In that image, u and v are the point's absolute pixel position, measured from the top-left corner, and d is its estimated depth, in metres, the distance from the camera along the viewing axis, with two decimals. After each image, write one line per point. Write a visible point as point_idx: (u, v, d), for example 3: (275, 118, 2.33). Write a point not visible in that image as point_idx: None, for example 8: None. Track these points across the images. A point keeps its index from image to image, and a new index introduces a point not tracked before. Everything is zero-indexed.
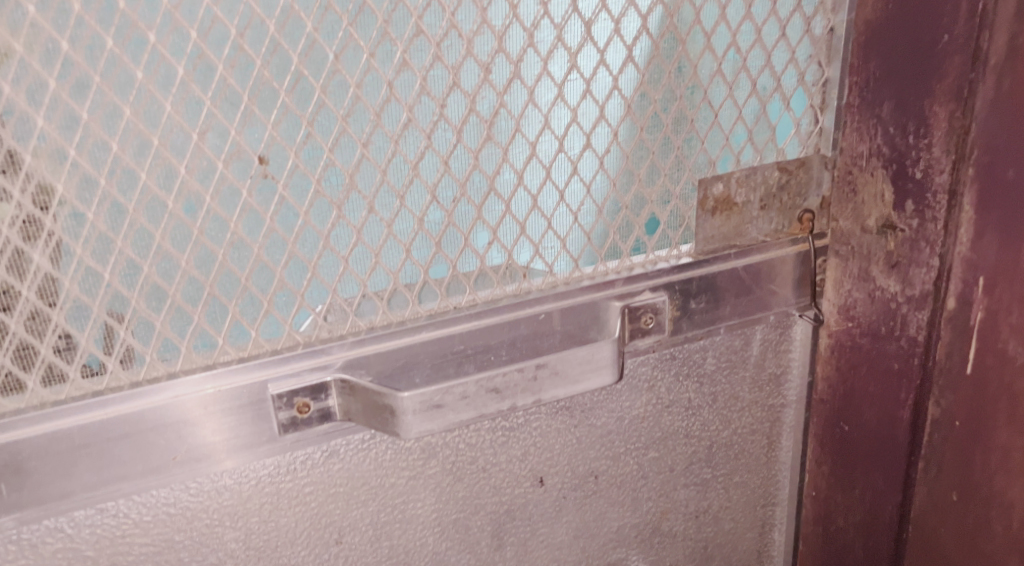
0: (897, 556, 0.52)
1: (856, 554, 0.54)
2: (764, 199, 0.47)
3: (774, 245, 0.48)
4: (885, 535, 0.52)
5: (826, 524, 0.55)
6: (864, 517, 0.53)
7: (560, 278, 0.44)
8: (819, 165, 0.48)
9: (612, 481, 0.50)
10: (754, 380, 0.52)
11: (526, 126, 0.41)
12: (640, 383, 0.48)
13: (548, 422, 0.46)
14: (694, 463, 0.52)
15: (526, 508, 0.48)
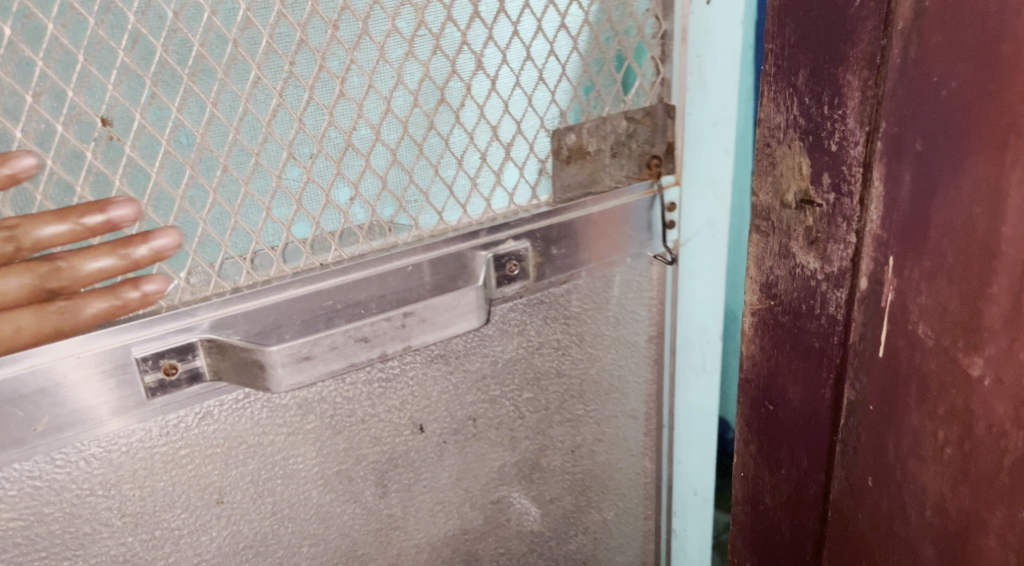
0: (820, 536, 0.54)
1: (782, 532, 0.57)
2: (613, 147, 0.51)
3: (620, 187, 0.52)
4: (812, 515, 0.54)
5: (755, 504, 0.59)
6: (789, 498, 0.55)
7: (425, 231, 0.46)
8: (665, 113, 0.52)
9: (490, 423, 0.54)
10: (619, 318, 0.57)
11: (380, 80, 0.42)
12: (510, 327, 0.52)
13: (424, 369, 0.49)
14: (574, 392, 0.58)
15: (409, 455, 0.51)
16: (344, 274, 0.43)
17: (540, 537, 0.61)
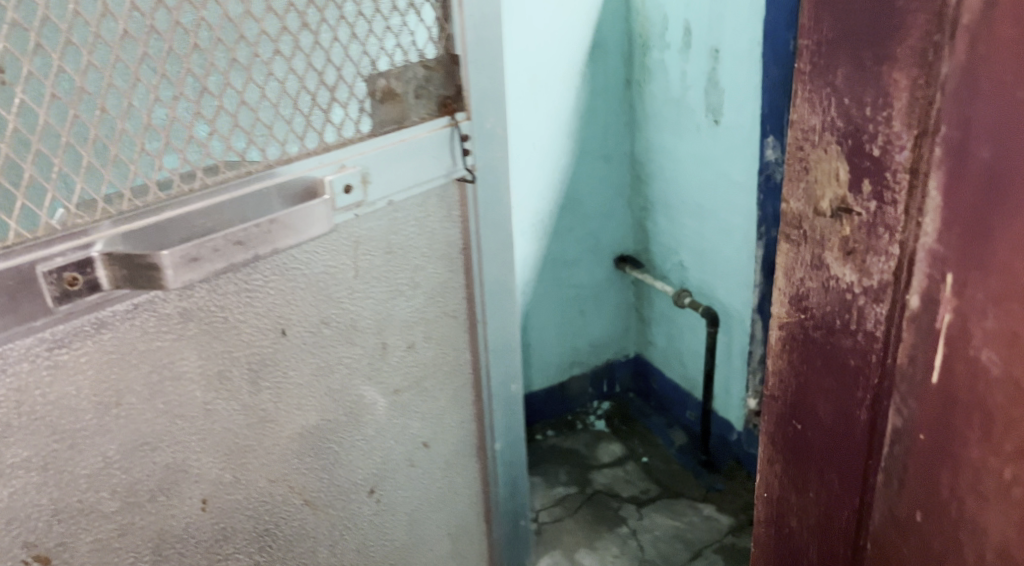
0: (838, 543, 0.97)
1: (809, 551, 1.02)
2: (362, 92, 0.93)
3: (429, 121, 1.00)
4: (832, 530, 0.97)
5: (783, 526, 1.06)
6: (817, 515, 0.99)
7: (210, 180, 0.82)
8: (450, 62, 1.01)
9: (333, 326, 0.99)
10: (423, 231, 1.05)
11: (206, 47, 0.79)
12: (341, 249, 0.97)
13: (278, 282, 0.92)
14: (359, 288, 1.00)
15: (276, 355, 0.94)
16: (153, 216, 0.78)
17: (309, 393, 1.00)
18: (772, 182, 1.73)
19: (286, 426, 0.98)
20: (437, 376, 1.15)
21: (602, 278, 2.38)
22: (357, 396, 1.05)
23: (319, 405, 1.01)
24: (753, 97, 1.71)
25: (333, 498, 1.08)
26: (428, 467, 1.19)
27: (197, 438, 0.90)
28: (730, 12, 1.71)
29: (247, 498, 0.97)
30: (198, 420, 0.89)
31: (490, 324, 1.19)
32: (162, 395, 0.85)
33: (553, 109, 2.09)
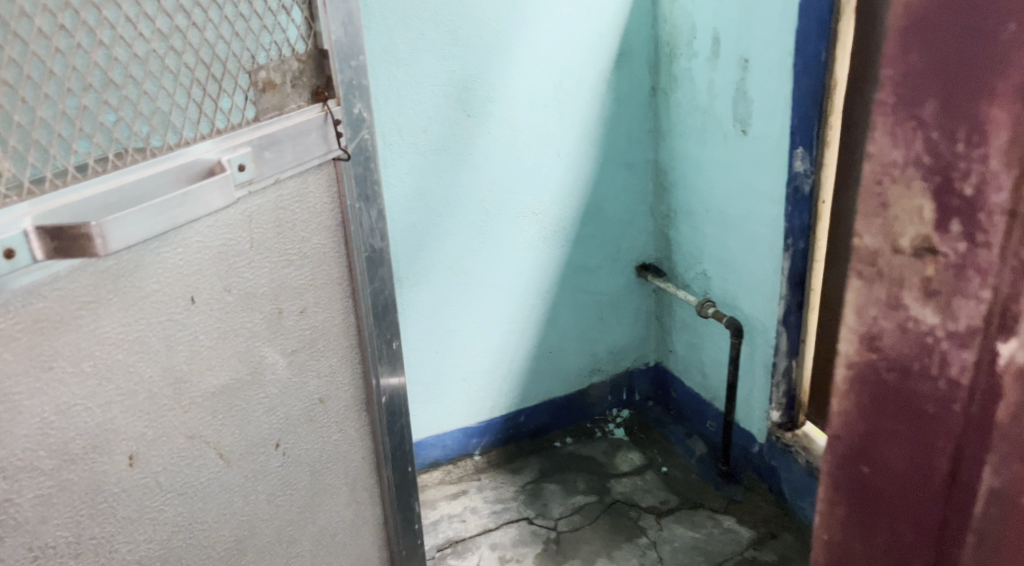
0: None
1: None
2: (290, 81, 0.90)
3: (302, 107, 0.91)
4: None
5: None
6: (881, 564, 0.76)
7: (134, 148, 0.76)
8: (319, 55, 0.92)
9: (316, 299, 0.99)
10: (296, 197, 0.93)
11: (127, 27, 0.74)
12: (321, 213, 0.97)
13: (264, 257, 0.90)
14: (296, 258, 0.95)
15: (265, 337, 0.93)
16: (86, 186, 0.71)
17: (284, 385, 0.97)
18: (800, 194, 1.73)
19: (195, 399, 0.85)
20: (329, 337, 1.03)
21: (623, 286, 2.36)
22: (276, 375, 0.95)
23: (299, 398, 0.99)
24: (782, 108, 1.69)
25: (319, 490, 1.06)
26: (326, 426, 1.05)
27: (151, 432, 0.82)
28: (759, 21, 1.70)
29: (236, 491, 0.93)
30: (162, 413, 0.82)
31: (389, 297, 1.08)
32: (109, 388, 0.77)
33: (577, 117, 2.08)
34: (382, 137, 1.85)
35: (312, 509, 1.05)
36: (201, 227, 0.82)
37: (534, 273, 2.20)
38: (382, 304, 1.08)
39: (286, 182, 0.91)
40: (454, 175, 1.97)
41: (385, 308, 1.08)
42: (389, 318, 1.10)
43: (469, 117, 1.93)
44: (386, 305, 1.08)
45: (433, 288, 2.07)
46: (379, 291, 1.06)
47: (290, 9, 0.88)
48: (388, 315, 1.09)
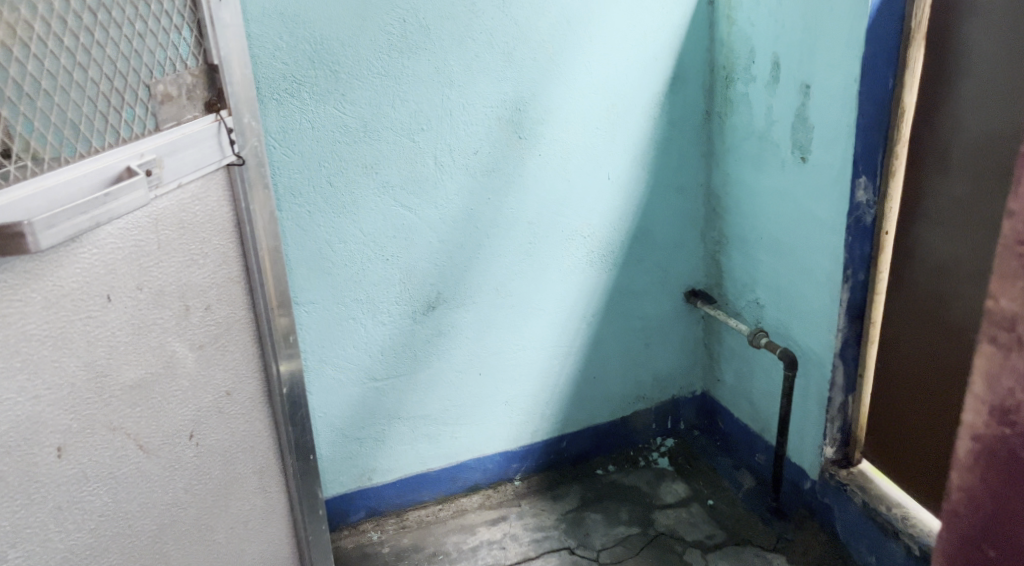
0: None
1: None
2: (187, 93, 1.09)
3: (198, 116, 1.11)
4: None
5: None
6: None
7: (62, 150, 0.91)
8: (210, 71, 1.13)
9: (217, 299, 1.17)
10: (194, 202, 1.10)
11: (54, 49, 0.91)
12: (218, 225, 1.15)
13: (165, 263, 1.06)
14: (200, 258, 1.12)
15: (170, 338, 1.08)
16: (21, 193, 0.85)
17: (195, 376, 1.13)
18: (861, 223, 1.69)
19: (115, 392, 1.00)
20: (231, 332, 1.20)
21: (672, 311, 2.31)
22: (185, 368, 1.11)
23: (208, 390, 1.16)
24: (843, 137, 1.65)
25: (229, 479, 1.22)
26: (235, 415, 1.22)
27: (76, 425, 0.95)
28: (823, 47, 1.66)
29: (157, 479, 1.07)
30: (85, 406, 0.96)
31: (283, 293, 1.31)
32: (38, 382, 0.91)
33: (629, 141, 2.05)
34: (433, 158, 1.85)
35: (224, 502, 1.21)
36: (111, 231, 0.97)
37: (580, 297, 2.17)
38: (279, 298, 1.30)
39: (188, 184, 1.09)
40: (504, 196, 1.95)
41: (282, 302, 1.31)
42: (285, 312, 1.32)
43: (521, 139, 1.92)
44: (282, 300, 1.31)
45: (478, 310, 2.04)
46: (274, 286, 1.28)
47: (180, 29, 1.09)
48: (284, 308, 1.32)
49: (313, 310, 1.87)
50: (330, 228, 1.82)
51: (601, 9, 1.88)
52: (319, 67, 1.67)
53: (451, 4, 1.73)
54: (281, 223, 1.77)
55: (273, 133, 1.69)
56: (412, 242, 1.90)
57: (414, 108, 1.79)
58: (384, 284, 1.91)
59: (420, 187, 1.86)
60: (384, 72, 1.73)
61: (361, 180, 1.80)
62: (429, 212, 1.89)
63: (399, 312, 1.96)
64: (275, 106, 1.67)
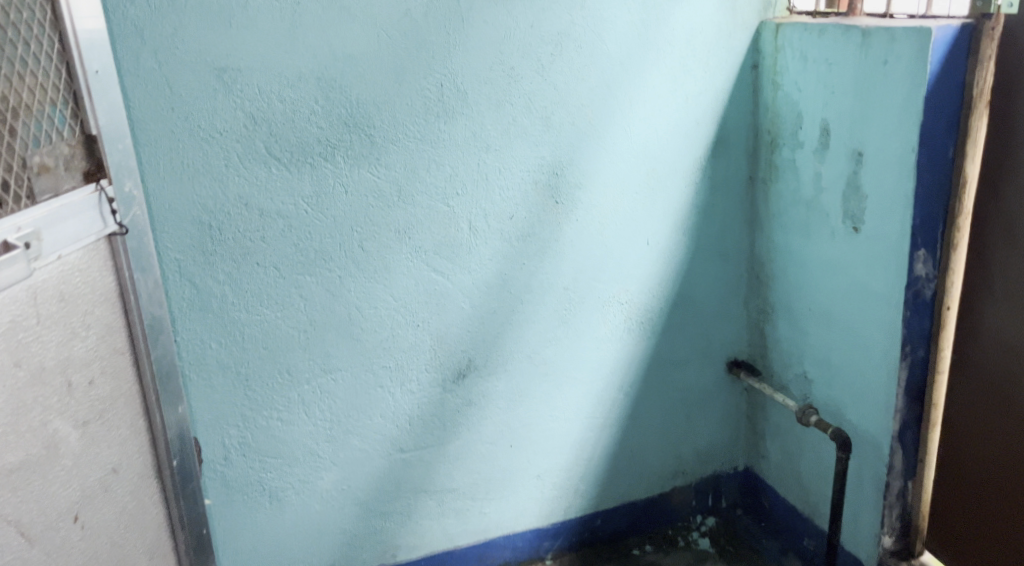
0: None
1: None
2: (65, 165, 1.02)
3: (76, 187, 1.04)
4: None
5: None
6: None
7: None
8: (89, 140, 1.08)
9: (105, 369, 1.10)
10: (79, 267, 1.04)
11: None
12: (99, 288, 1.08)
13: (48, 329, 0.98)
14: (82, 331, 1.05)
15: (56, 408, 1.00)
16: None
17: (79, 455, 1.04)
18: (920, 298, 1.60)
19: None
20: (116, 408, 1.12)
21: (713, 384, 2.21)
22: (70, 447, 1.02)
23: (92, 469, 1.07)
24: (898, 208, 1.58)
25: (119, 556, 1.13)
26: (120, 493, 1.13)
27: None
28: (876, 114, 1.61)
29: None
30: None
31: (169, 364, 1.25)
32: None
33: (670, 206, 1.98)
34: (467, 223, 1.79)
35: None
36: None
37: (617, 367, 2.07)
38: (164, 369, 1.24)
39: (68, 255, 1.02)
40: (539, 262, 1.89)
41: (168, 374, 1.25)
42: (172, 382, 1.26)
43: (558, 204, 1.86)
44: (169, 372, 1.25)
45: (511, 379, 1.96)
46: (161, 358, 1.23)
47: (57, 101, 1.01)
48: (171, 379, 1.26)
49: (341, 378, 1.80)
50: (360, 294, 1.75)
51: (642, 72, 1.84)
52: (354, 130, 1.64)
53: (490, 68, 1.69)
54: (310, 288, 1.71)
55: (306, 197, 1.65)
56: (444, 307, 1.84)
57: (449, 172, 1.74)
58: (413, 351, 1.84)
59: (453, 252, 1.80)
60: (420, 136, 1.69)
61: (393, 245, 1.74)
62: (462, 277, 1.83)
63: (428, 380, 1.88)
64: (308, 169, 1.63)
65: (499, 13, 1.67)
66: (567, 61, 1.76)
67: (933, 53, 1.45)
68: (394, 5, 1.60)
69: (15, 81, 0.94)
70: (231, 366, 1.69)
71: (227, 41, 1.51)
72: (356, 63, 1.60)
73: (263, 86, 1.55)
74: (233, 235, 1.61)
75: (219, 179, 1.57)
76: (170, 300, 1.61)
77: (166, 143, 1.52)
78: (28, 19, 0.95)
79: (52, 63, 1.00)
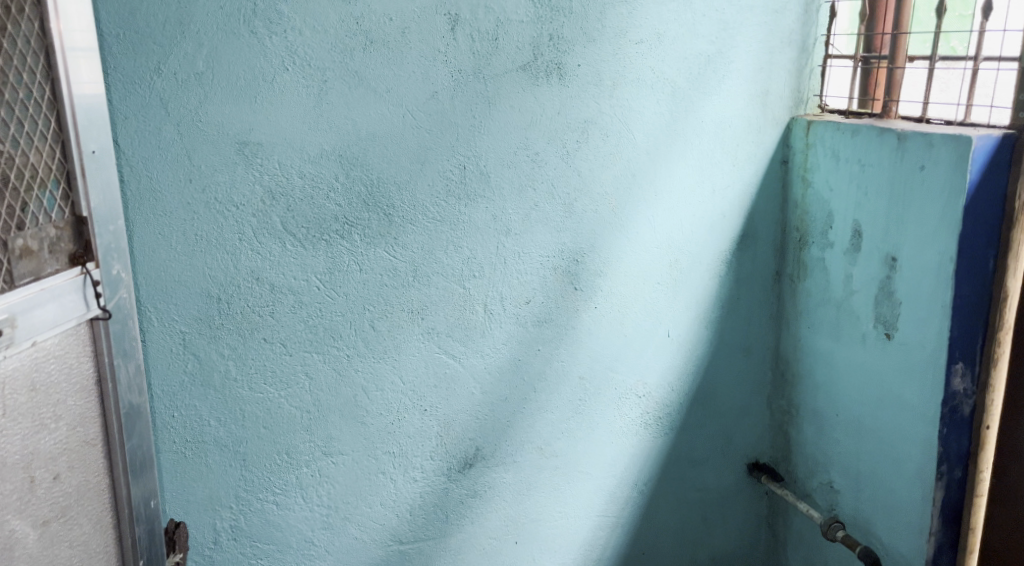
0: None
1: None
2: (49, 247, 0.99)
3: (60, 271, 1.00)
4: None
5: None
6: None
7: None
8: (78, 222, 1.03)
9: (71, 465, 1.04)
10: (54, 357, 1.00)
11: None
12: (78, 377, 1.04)
13: (17, 427, 0.95)
14: (50, 423, 1.00)
15: (15, 509, 0.96)
16: None
17: (34, 557, 0.99)
18: (957, 414, 1.59)
19: None
20: (83, 504, 1.07)
21: (733, 485, 2.10)
22: (26, 549, 0.98)
23: None
24: (936, 319, 1.58)
25: None
26: None
27: None
28: (912, 221, 1.61)
29: None
30: None
31: (145, 454, 1.17)
32: None
33: (692, 298, 1.92)
34: (483, 305, 1.72)
35: None
36: None
37: (632, 463, 1.98)
38: (139, 459, 1.16)
39: (45, 341, 0.99)
40: (556, 348, 1.81)
41: (142, 465, 1.17)
42: (146, 474, 1.18)
43: (576, 290, 1.80)
44: (144, 463, 1.17)
45: (519, 472, 1.86)
46: (136, 448, 1.15)
47: (48, 182, 0.98)
48: (145, 471, 1.18)
49: (342, 462, 1.68)
50: (367, 375, 1.66)
51: (669, 164, 1.81)
52: (373, 210, 1.57)
53: (514, 153, 1.66)
54: (317, 367, 1.61)
55: (319, 273, 1.56)
56: (454, 392, 1.75)
57: (467, 254, 1.68)
58: (419, 438, 1.74)
59: (466, 335, 1.73)
60: (439, 217, 1.63)
61: (405, 325, 1.67)
62: (474, 361, 1.75)
63: (433, 469, 1.77)
64: (323, 246, 1.55)
65: (526, 99, 1.64)
66: (594, 148, 1.72)
67: (973, 162, 1.46)
68: (422, 86, 1.55)
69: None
70: (228, 445, 1.57)
71: (252, 116, 1.44)
72: (380, 141, 1.55)
73: (283, 160, 1.48)
74: (242, 309, 1.52)
75: (231, 252, 1.48)
76: (172, 372, 1.49)
77: (181, 214, 1.43)
78: (21, 99, 0.93)
79: (47, 143, 0.97)
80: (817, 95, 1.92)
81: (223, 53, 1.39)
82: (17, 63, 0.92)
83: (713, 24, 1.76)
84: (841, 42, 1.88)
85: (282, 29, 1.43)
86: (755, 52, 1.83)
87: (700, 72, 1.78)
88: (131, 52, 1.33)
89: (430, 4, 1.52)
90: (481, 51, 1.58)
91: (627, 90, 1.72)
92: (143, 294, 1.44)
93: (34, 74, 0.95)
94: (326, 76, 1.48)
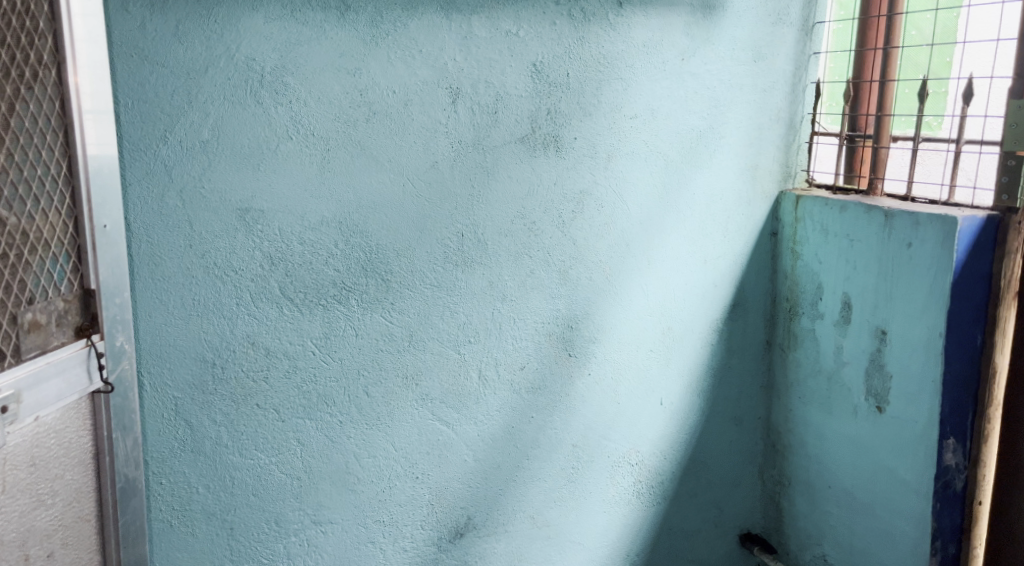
0: None
1: None
2: (58, 321, 1.10)
3: (65, 344, 1.12)
4: None
5: None
6: None
7: None
8: (85, 296, 1.16)
9: (70, 539, 1.16)
10: (55, 433, 1.12)
11: None
12: (81, 455, 1.17)
13: (17, 506, 1.06)
14: (48, 499, 1.12)
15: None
16: None
17: None
18: (950, 490, 1.62)
19: None
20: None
21: (725, 557, 2.09)
22: None
23: None
24: (928, 393, 1.61)
25: None
26: None
27: None
28: (900, 297, 1.65)
29: None
30: None
31: (137, 524, 1.32)
32: None
33: (684, 366, 1.94)
34: (478, 372, 1.73)
35: None
36: None
37: (625, 534, 1.95)
38: (131, 531, 1.30)
39: (45, 418, 1.10)
40: (549, 416, 1.81)
41: (135, 535, 1.31)
42: (135, 546, 1.32)
43: (570, 357, 1.81)
44: (136, 535, 1.31)
45: (510, 542, 1.83)
46: (128, 521, 1.29)
47: (59, 257, 1.10)
48: (136, 541, 1.32)
49: (331, 531, 1.65)
50: (359, 442, 1.65)
51: (663, 234, 1.84)
52: (370, 275, 1.59)
53: (511, 221, 1.69)
54: (309, 434, 1.60)
55: (315, 338, 1.57)
56: (446, 460, 1.74)
57: (462, 320, 1.69)
58: (409, 506, 1.72)
59: (461, 402, 1.73)
60: (436, 283, 1.65)
61: (400, 392, 1.66)
62: (468, 428, 1.74)
63: (424, 538, 1.75)
64: (320, 311, 1.56)
65: (524, 170, 1.68)
66: (588, 219, 1.76)
67: (960, 242, 1.52)
68: (423, 156, 1.59)
69: (15, 237, 1.02)
70: (216, 514, 1.54)
71: (254, 183, 1.46)
72: (379, 210, 1.57)
73: (283, 227, 1.50)
74: (237, 375, 1.51)
75: (228, 317, 1.49)
76: (162, 439, 1.47)
77: (179, 280, 1.43)
78: (39, 176, 1.05)
79: (62, 223, 1.10)
80: (804, 170, 1.98)
81: (229, 122, 1.42)
82: (37, 141, 1.04)
83: (705, 101, 1.82)
84: (825, 120, 1.95)
85: (287, 100, 1.46)
86: (746, 128, 1.88)
87: (692, 146, 1.83)
88: (140, 120, 1.35)
89: (433, 78, 1.57)
90: (481, 124, 1.62)
91: (621, 163, 1.76)
92: (137, 359, 1.42)
93: (57, 161, 1.08)
94: (328, 145, 1.51)
